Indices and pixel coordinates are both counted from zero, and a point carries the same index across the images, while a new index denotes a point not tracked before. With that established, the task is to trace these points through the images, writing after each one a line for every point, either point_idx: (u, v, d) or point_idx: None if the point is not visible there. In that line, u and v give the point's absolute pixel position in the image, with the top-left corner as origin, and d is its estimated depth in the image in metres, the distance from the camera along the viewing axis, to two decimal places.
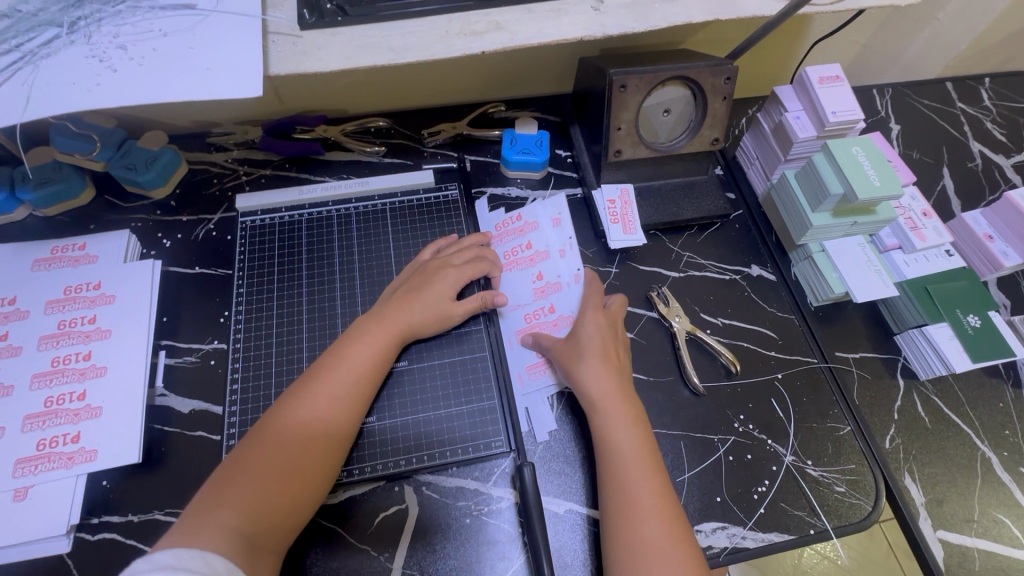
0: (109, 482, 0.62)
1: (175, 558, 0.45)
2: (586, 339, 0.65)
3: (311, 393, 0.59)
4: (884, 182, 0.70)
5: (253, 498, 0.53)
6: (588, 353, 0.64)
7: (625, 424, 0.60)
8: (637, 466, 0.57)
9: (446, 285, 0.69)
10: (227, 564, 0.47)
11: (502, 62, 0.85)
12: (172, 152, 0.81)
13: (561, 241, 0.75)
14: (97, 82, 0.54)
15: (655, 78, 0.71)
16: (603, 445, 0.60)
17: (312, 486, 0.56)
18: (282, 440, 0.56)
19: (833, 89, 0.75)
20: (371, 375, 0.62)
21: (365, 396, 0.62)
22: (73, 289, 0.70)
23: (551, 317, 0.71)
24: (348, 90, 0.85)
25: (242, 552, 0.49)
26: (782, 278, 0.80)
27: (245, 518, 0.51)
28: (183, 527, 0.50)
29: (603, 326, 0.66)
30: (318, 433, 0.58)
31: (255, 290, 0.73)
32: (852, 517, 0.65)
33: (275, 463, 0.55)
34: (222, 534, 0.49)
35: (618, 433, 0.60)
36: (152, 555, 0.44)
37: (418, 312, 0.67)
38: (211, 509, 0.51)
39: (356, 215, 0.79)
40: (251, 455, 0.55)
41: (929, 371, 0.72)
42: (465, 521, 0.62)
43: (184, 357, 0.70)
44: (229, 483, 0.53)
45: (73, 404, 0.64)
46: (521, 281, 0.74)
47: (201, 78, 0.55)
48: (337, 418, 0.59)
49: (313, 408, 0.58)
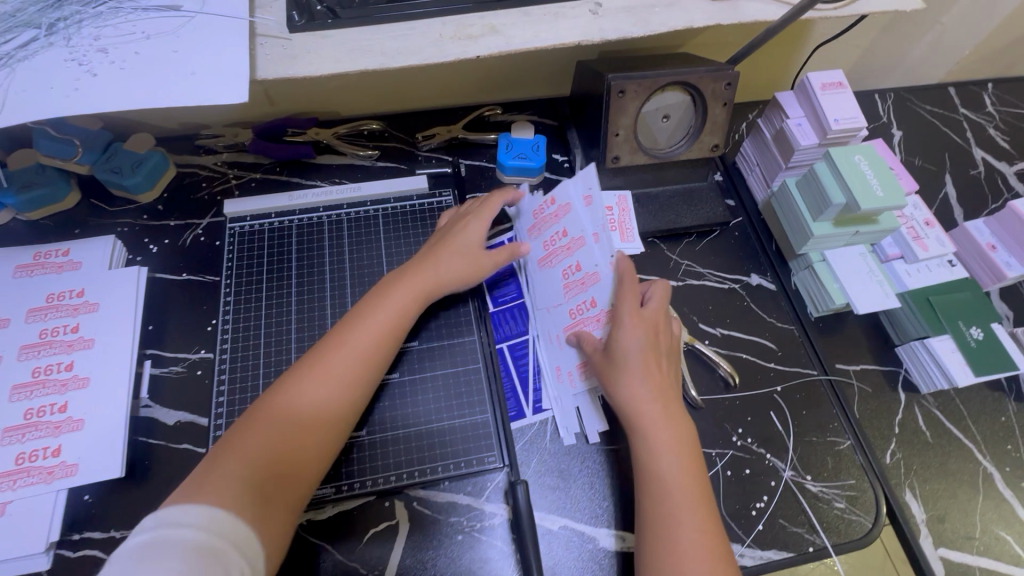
0: (91, 497, 0.61)
1: (178, 512, 0.44)
2: (628, 352, 0.59)
3: (337, 351, 0.58)
4: (887, 192, 0.69)
5: (274, 449, 0.52)
6: (630, 367, 0.59)
7: (670, 445, 0.57)
8: (685, 494, 0.54)
9: (469, 242, 0.69)
10: (234, 522, 0.45)
11: (498, 64, 0.83)
12: (159, 155, 0.79)
13: (594, 226, 0.67)
14: (76, 86, 0.52)
15: (654, 83, 0.69)
16: (646, 471, 0.56)
17: (327, 448, 0.55)
18: (311, 392, 0.56)
19: (835, 95, 0.73)
20: (397, 331, 0.63)
21: (385, 358, 0.61)
22: (56, 297, 0.68)
23: (594, 311, 0.65)
24: (341, 92, 0.84)
25: (254, 504, 0.48)
26: (782, 287, 0.79)
27: (260, 474, 0.50)
28: (200, 477, 0.48)
29: (648, 335, 0.61)
30: (344, 386, 0.57)
31: (242, 299, 0.71)
32: (852, 534, 0.64)
33: (294, 420, 0.54)
34: (238, 489, 0.48)
35: (662, 457, 0.56)
36: (157, 511, 0.44)
37: (441, 273, 0.67)
38: (226, 462, 0.50)
39: (347, 222, 0.77)
40: (270, 410, 0.54)
41: (931, 385, 0.71)
42: (457, 538, 0.61)
43: (170, 366, 0.68)
44: (245, 438, 0.52)
45: (54, 416, 0.62)
46: (562, 274, 0.69)
47: (186, 83, 0.53)
48: (359, 379, 0.58)
49: (340, 361, 0.58)
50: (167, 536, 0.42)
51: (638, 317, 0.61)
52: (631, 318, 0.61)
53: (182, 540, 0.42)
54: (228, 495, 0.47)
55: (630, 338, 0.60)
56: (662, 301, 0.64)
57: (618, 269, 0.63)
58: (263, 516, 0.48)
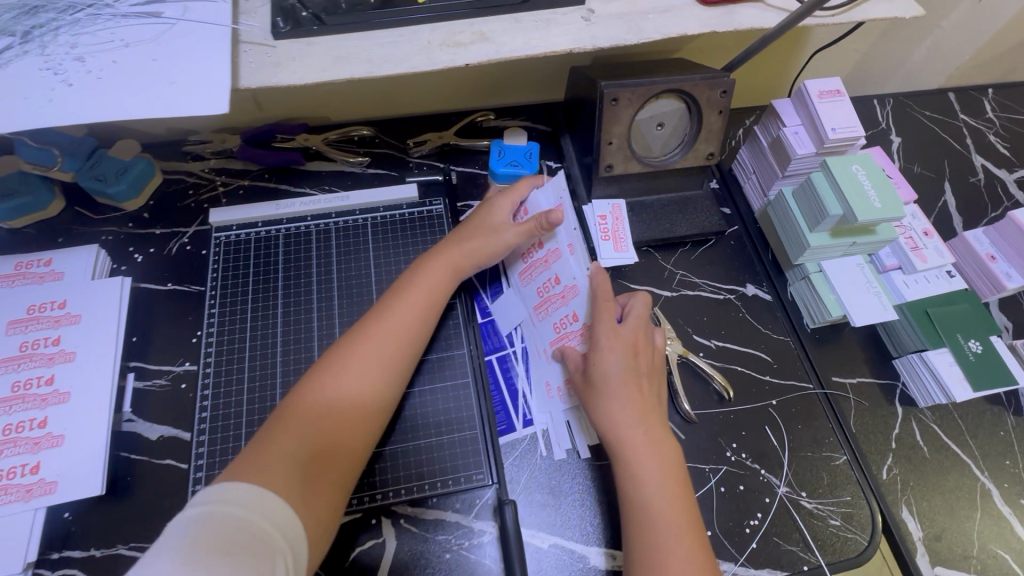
0: (71, 514, 0.60)
1: (226, 490, 0.44)
2: (607, 373, 0.59)
3: (374, 330, 0.59)
4: (885, 203, 0.67)
5: (317, 429, 0.52)
6: (611, 389, 0.58)
7: (654, 471, 0.55)
8: (673, 521, 0.53)
9: (497, 222, 0.69)
10: (283, 500, 0.45)
11: (490, 70, 0.82)
12: (145, 162, 0.78)
13: (568, 237, 0.65)
14: (51, 96, 0.51)
15: (648, 91, 0.68)
16: (630, 498, 0.55)
17: (371, 426, 0.56)
18: (358, 368, 0.56)
19: (833, 104, 0.72)
20: (430, 311, 0.63)
21: (420, 338, 0.62)
22: (36, 308, 0.67)
23: (577, 325, 0.65)
24: (331, 98, 0.82)
25: (298, 481, 0.48)
26: (778, 297, 0.78)
27: (308, 451, 0.50)
28: (247, 458, 0.48)
29: (628, 355, 0.60)
30: (387, 361, 0.58)
31: (226, 311, 0.70)
32: (847, 553, 0.63)
33: (338, 397, 0.54)
34: (288, 465, 0.48)
35: (645, 482, 0.55)
36: (206, 488, 0.44)
37: (470, 254, 0.67)
38: (274, 440, 0.50)
39: (335, 231, 0.76)
40: (315, 388, 0.54)
41: (928, 399, 0.70)
42: (445, 556, 0.60)
43: (153, 380, 0.67)
44: (292, 415, 0.52)
45: (33, 432, 0.61)
46: (541, 289, 0.69)
47: (165, 93, 0.52)
48: (397, 358, 0.59)
49: (379, 340, 0.59)
50: (210, 514, 0.42)
51: (615, 335, 0.60)
52: (609, 338, 0.60)
53: (222, 519, 0.42)
54: (278, 473, 0.47)
55: (610, 360, 0.59)
56: (641, 319, 0.62)
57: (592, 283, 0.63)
58: (307, 493, 0.48)
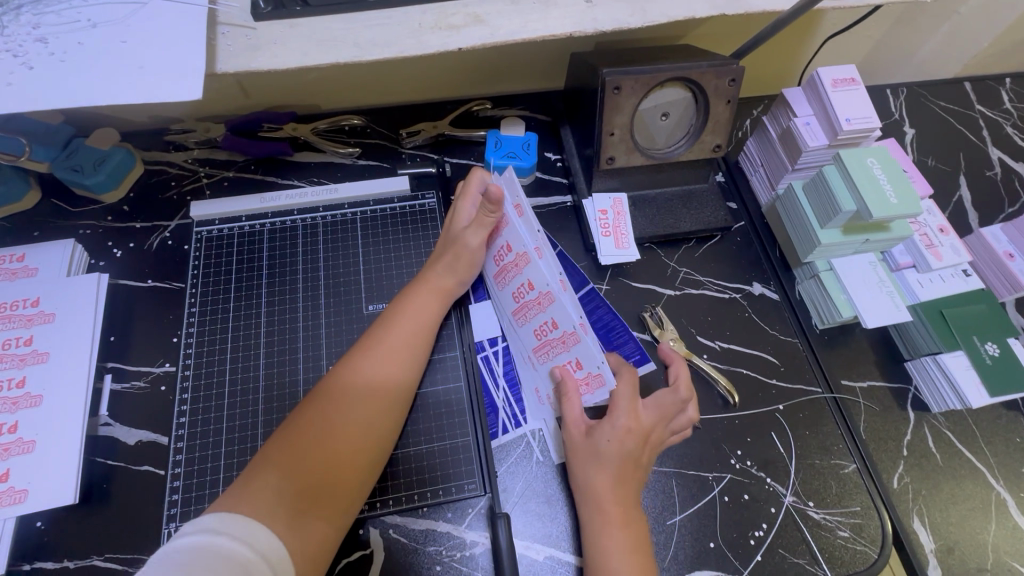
0: (45, 523, 0.57)
1: (218, 521, 0.43)
2: (601, 443, 0.55)
3: (371, 355, 0.58)
4: (901, 199, 0.64)
5: (311, 460, 0.50)
6: (600, 458, 0.55)
7: (619, 543, 0.53)
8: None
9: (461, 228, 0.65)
10: (271, 537, 0.44)
11: (486, 56, 0.78)
12: (124, 152, 0.74)
13: (536, 240, 0.59)
14: (10, 81, 0.47)
15: (652, 79, 0.64)
16: (593, 561, 0.54)
17: (369, 458, 0.54)
18: (357, 396, 0.55)
19: (847, 93, 0.68)
20: (424, 335, 0.61)
21: (415, 363, 0.60)
22: (8, 306, 0.64)
23: (557, 333, 0.59)
24: (319, 85, 0.78)
25: (288, 516, 0.46)
26: (785, 296, 0.74)
27: (301, 483, 0.48)
28: (238, 490, 0.47)
29: (628, 433, 0.55)
30: (382, 389, 0.57)
31: (208, 309, 0.67)
32: (856, 565, 0.60)
33: (335, 427, 0.52)
34: (279, 498, 0.46)
35: (607, 550, 0.53)
36: (198, 518, 0.43)
37: (454, 271, 0.64)
38: (267, 471, 0.48)
39: (323, 226, 0.72)
40: (310, 415, 0.52)
41: (942, 404, 0.67)
42: (436, 569, 0.57)
43: (132, 381, 0.64)
44: (286, 446, 0.50)
45: (3, 438, 0.58)
46: (517, 294, 0.63)
47: (134, 78, 0.48)
48: (394, 384, 0.58)
49: (373, 368, 0.57)
50: (205, 543, 0.40)
51: (625, 404, 0.56)
52: (615, 414, 0.56)
53: (219, 550, 0.40)
54: (268, 508, 0.45)
55: (608, 432, 0.55)
56: (663, 413, 0.57)
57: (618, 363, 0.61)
58: (296, 529, 0.46)
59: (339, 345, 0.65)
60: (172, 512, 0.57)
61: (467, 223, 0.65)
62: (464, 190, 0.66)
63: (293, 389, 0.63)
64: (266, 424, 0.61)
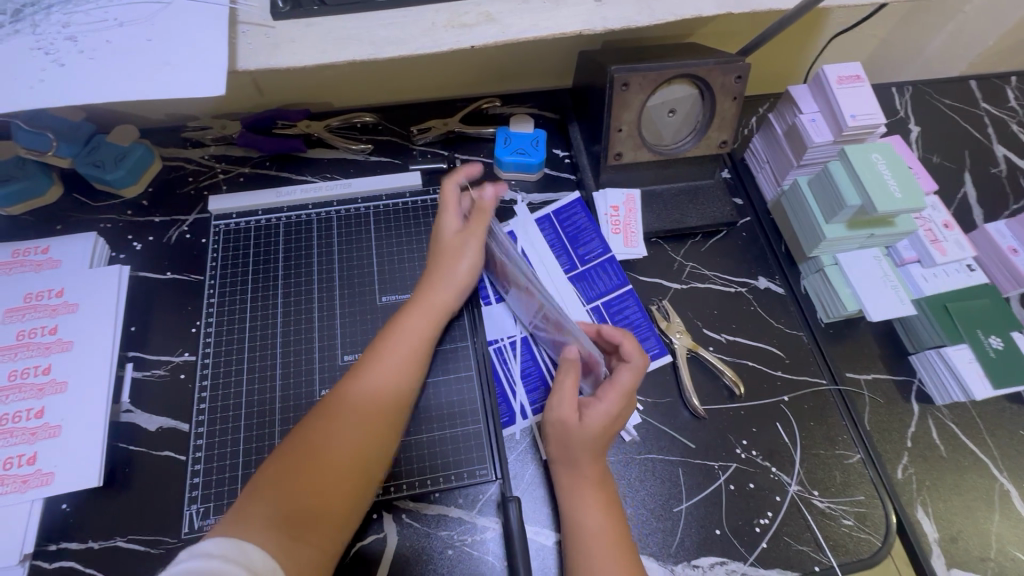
0: (69, 505, 0.59)
1: (208, 544, 0.42)
2: (585, 427, 0.56)
3: (362, 377, 0.56)
4: (906, 194, 0.65)
5: (301, 486, 0.49)
6: (574, 437, 0.57)
7: (595, 509, 0.56)
8: (602, 554, 0.53)
9: (452, 235, 0.65)
10: (265, 557, 0.43)
11: (496, 55, 0.79)
12: (144, 148, 0.76)
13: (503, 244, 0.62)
14: (41, 77, 0.49)
15: (660, 76, 0.66)
16: (568, 521, 0.56)
17: (364, 477, 0.53)
18: (348, 420, 0.54)
19: (852, 89, 0.69)
20: (418, 353, 0.60)
21: (413, 379, 0.59)
22: (34, 296, 0.66)
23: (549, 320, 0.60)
24: (332, 83, 0.80)
25: (282, 541, 0.45)
26: (791, 290, 0.75)
27: (290, 505, 0.48)
28: (230, 520, 0.46)
29: (608, 415, 0.57)
30: (375, 411, 0.55)
31: (226, 301, 0.68)
32: (859, 553, 0.61)
33: (323, 448, 0.51)
34: (268, 526, 0.46)
35: (583, 514, 0.56)
36: (193, 544, 0.42)
37: (450, 284, 0.64)
38: (256, 500, 0.48)
39: (337, 220, 0.74)
40: (300, 441, 0.52)
41: (946, 396, 0.68)
42: (448, 552, 0.59)
43: (153, 370, 0.66)
44: (276, 474, 0.49)
45: (30, 422, 0.60)
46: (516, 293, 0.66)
47: (160, 74, 0.50)
48: (391, 401, 0.57)
49: (363, 391, 0.56)
50: (195, 567, 0.40)
51: (612, 389, 0.58)
52: (606, 397, 0.57)
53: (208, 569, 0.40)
54: (257, 533, 0.45)
55: (595, 414, 0.57)
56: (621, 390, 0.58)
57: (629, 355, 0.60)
58: (290, 557, 0.45)
59: (353, 336, 0.67)
60: (193, 495, 0.59)
61: (458, 229, 0.66)
62: (444, 201, 0.68)
63: (308, 380, 0.64)
64: (284, 410, 0.63)
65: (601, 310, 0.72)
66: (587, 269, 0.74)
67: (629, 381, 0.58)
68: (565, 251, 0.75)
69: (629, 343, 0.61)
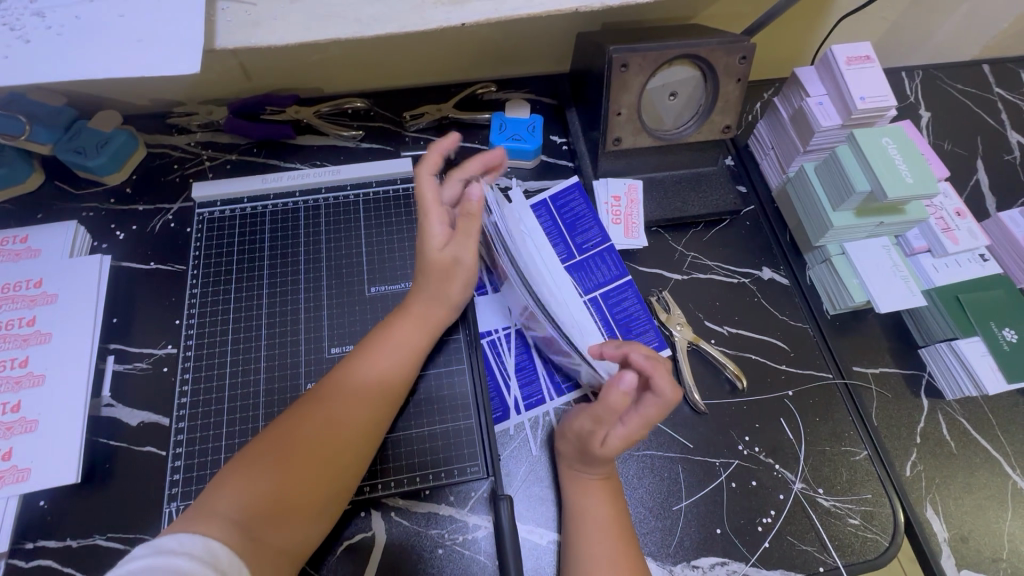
0: (47, 502, 0.57)
1: (173, 540, 0.40)
2: (603, 451, 0.53)
3: (345, 376, 0.55)
4: (917, 179, 0.62)
5: (271, 482, 0.48)
6: (588, 453, 0.54)
7: (597, 498, 0.55)
8: (601, 543, 0.52)
9: (439, 251, 0.59)
10: (230, 555, 0.42)
11: (491, 37, 0.76)
12: (127, 134, 0.74)
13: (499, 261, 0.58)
14: (6, 54, 0.46)
15: (661, 57, 0.63)
16: (569, 511, 0.56)
17: (339, 478, 0.51)
18: (326, 418, 0.52)
19: (861, 71, 0.67)
20: (408, 357, 0.58)
21: (399, 382, 0.57)
22: (12, 287, 0.64)
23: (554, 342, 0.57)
24: (321, 68, 0.77)
25: (245, 537, 0.44)
26: (795, 281, 0.72)
27: (260, 500, 0.47)
28: (196, 510, 0.45)
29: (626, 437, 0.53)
30: (356, 412, 0.54)
31: (210, 291, 0.66)
32: (865, 553, 0.59)
33: (302, 443, 0.50)
34: (233, 519, 0.44)
35: (585, 503, 0.55)
36: (158, 538, 0.40)
37: (445, 296, 0.61)
38: (224, 491, 0.46)
39: (325, 208, 0.71)
40: (277, 436, 0.50)
41: (957, 391, 0.65)
42: (438, 552, 0.57)
43: (135, 362, 0.64)
44: (248, 466, 0.48)
45: (6, 417, 0.58)
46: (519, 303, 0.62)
47: (132, 52, 0.47)
48: (376, 401, 0.55)
49: (347, 389, 0.54)
50: (160, 563, 0.38)
51: (635, 417, 0.52)
52: (627, 424, 0.53)
53: (174, 569, 0.38)
54: (221, 526, 0.43)
55: (616, 441, 0.53)
56: (641, 419, 0.52)
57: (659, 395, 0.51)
58: (250, 554, 0.43)
59: (341, 328, 0.65)
60: (173, 492, 0.57)
61: (445, 242, 0.60)
62: (423, 205, 0.59)
63: (295, 373, 0.62)
64: (268, 403, 0.61)
65: (599, 302, 0.70)
66: (585, 259, 0.71)
67: (653, 415, 0.52)
68: (563, 240, 0.72)
69: (660, 377, 0.51)
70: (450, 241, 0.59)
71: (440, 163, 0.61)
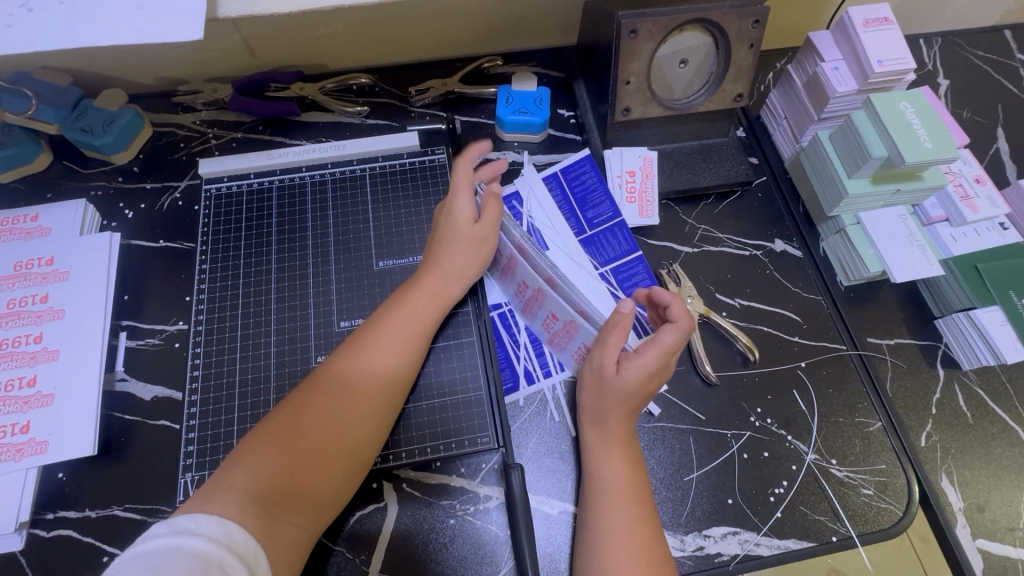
0: (65, 474, 0.58)
1: (189, 520, 0.40)
2: (620, 378, 0.53)
3: (354, 359, 0.54)
4: (936, 144, 0.60)
5: (284, 463, 0.48)
6: (611, 391, 0.54)
7: (617, 459, 0.54)
8: (619, 511, 0.51)
9: (467, 227, 0.60)
10: (246, 536, 0.42)
11: (498, 9, 0.75)
12: (132, 113, 0.73)
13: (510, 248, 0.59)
14: (8, 23, 0.45)
15: (671, 22, 0.61)
16: (590, 480, 0.55)
17: (350, 461, 0.51)
18: (336, 402, 0.52)
19: (878, 33, 0.65)
20: (417, 340, 0.58)
21: (407, 365, 0.56)
22: (24, 265, 0.64)
23: (560, 326, 0.59)
24: (325, 44, 0.76)
25: (261, 517, 0.44)
26: (809, 254, 0.71)
27: (272, 484, 0.46)
28: (209, 488, 0.45)
29: (654, 368, 0.53)
30: (366, 395, 0.53)
31: (220, 267, 0.66)
32: (880, 523, 0.59)
33: (312, 428, 0.50)
34: (247, 500, 0.44)
35: (605, 464, 0.54)
36: (173, 518, 0.40)
37: (458, 274, 0.60)
38: (237, 471, 0.46)
39: (332, 183, 0.71)
40: (286, 419, 0.50)
41: (975, 361, 0.64)
42: (449, 522, 0.57)
43: (148, 339, 0.64)
44: (259, 447, 0.48)
45: (23, 391, 0.59)
46: (519, 292, 0.63)
47: (136, 20, 0.47)
48: (385, 385, 0.55)
49: (357, 371, 0.54)
50: (173, 545, 0.38)
51: (654, 347, 0.54)
52: (646, 354, 0.53)
53: (190, 550, 0.38)
54: (237, 506, 0.43)
55: (633, 369, 0.53)
56: (661, 349, 0.53)
57: (678, 326, 0.55)
58: (265, 535, 0.44)
59: (350, 301, 0.65)
60: (188, 462, 0.57)
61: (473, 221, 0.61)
62: (453, 183, 0.61)
63: (304, 344, 0.62)
64: (279, 376, 0.61)
65: (610, 277, 0.69)
66: (596, 234, 0.70)
67: (672, 343, 0.54)
68: (574, 215, 0.71)
69: (677, 305, 0.56)
70: (479, 220, 0.61)
71: (474, 160, 0.62)
